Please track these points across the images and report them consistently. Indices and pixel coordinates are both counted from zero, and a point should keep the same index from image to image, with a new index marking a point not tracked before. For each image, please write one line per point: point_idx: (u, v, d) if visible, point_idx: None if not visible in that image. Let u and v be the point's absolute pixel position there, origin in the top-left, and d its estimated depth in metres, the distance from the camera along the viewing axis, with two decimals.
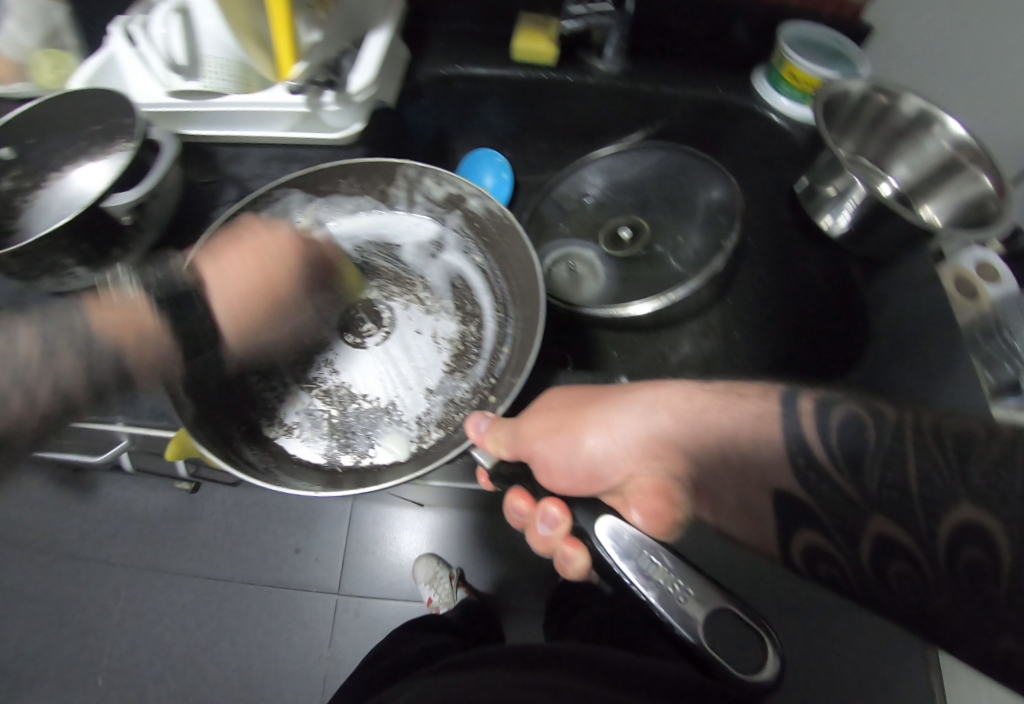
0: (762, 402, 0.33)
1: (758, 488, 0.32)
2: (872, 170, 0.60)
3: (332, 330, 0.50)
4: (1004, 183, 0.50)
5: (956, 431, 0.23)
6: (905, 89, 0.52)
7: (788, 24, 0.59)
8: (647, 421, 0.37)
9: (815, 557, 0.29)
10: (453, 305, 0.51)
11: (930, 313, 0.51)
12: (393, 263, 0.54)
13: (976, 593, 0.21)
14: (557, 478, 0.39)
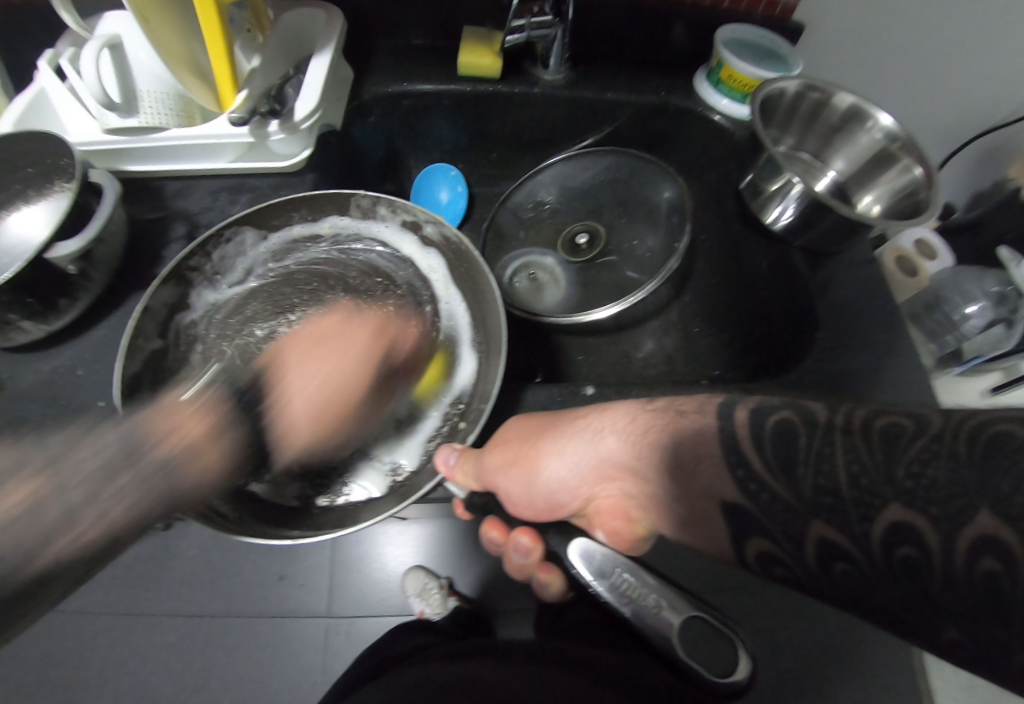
0: (698, 420, 0.33)
1: (705, 498, 0.31)
2: (811, 164, 0.62)
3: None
4: (933, 172, 0.53)
5: (885, 428, 0.25)
6: (837, 87, 0.55)
7: (724, 27, 0.61)
8: (598, 445, 0.37)
9: (768, 562, 0.29)
10: (418, 333, 0.52)
11: (874, 297, 0.53)
12: (353, 295, 0.53)
13: (913, 586, 0.23)
14: (519, 507, 0.41)
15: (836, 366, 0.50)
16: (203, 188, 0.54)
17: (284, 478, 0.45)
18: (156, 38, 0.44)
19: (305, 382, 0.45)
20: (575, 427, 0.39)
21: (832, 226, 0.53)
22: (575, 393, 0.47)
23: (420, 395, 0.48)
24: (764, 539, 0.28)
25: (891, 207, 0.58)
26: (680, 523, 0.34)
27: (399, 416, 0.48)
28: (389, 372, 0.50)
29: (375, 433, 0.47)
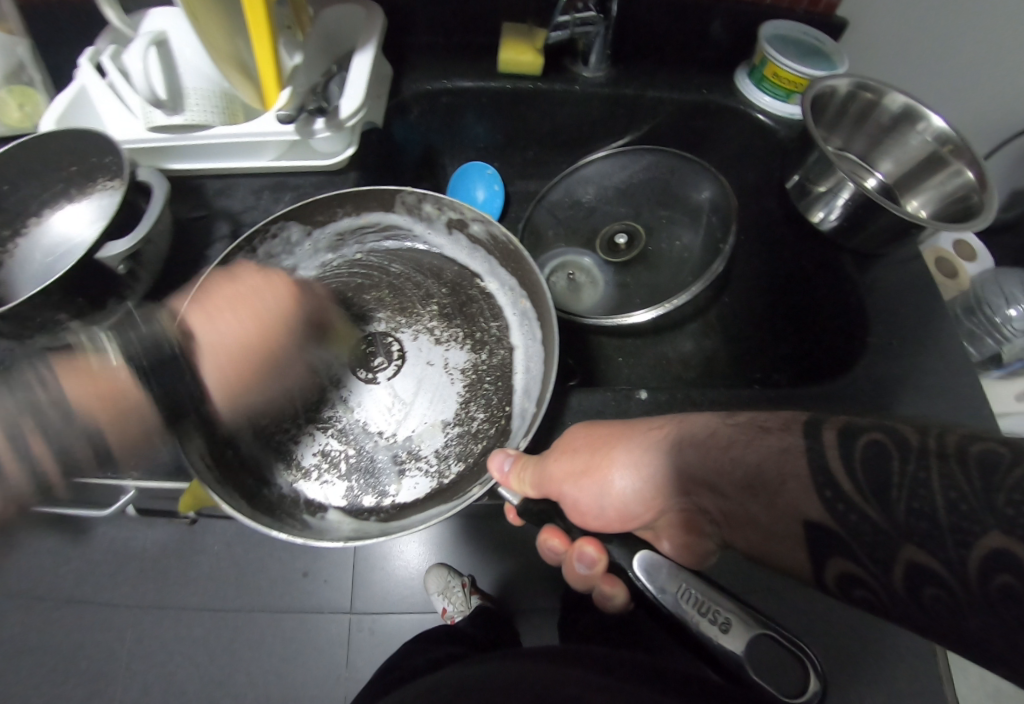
0: (784, 439, 0.33)
1: (789, 519, 0.31)
2: (858, 166, 0.61)
3: (343, 367, 0.49)
4: (985, 173, 0.52)
5: (982, 454, 0.25)
6: (889, 88, 0.54)
7: (766, 25, 0.61)
8: (672, 455, 0.37)
9: (849, 583, 0.28)
10: (464, 334, 0.51)
11: (924, 296, 0.52)
12: (396, 294, 0.53)
13: (1016, 616, 0.22)
14: (587, 518, 0.41)
15: (894, 365, 0.49)
16: (245, 187, 0.53)
17: (331, 477, 0.45)
18: (204, 35, 0.44)
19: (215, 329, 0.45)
20: (646, 440, 0.39)
21: (884, 228, 0.51)
22: (627, 397, 0.46)
23: (467, 397, 0.48)
24: (847, 560, 0.28)
25: (939, 210, 0.57)
26: (756, 536, 0.34)
27: (446, 418, 0.47)
28: (434, 374, 0.49)
29: (422, 435, 0.47)
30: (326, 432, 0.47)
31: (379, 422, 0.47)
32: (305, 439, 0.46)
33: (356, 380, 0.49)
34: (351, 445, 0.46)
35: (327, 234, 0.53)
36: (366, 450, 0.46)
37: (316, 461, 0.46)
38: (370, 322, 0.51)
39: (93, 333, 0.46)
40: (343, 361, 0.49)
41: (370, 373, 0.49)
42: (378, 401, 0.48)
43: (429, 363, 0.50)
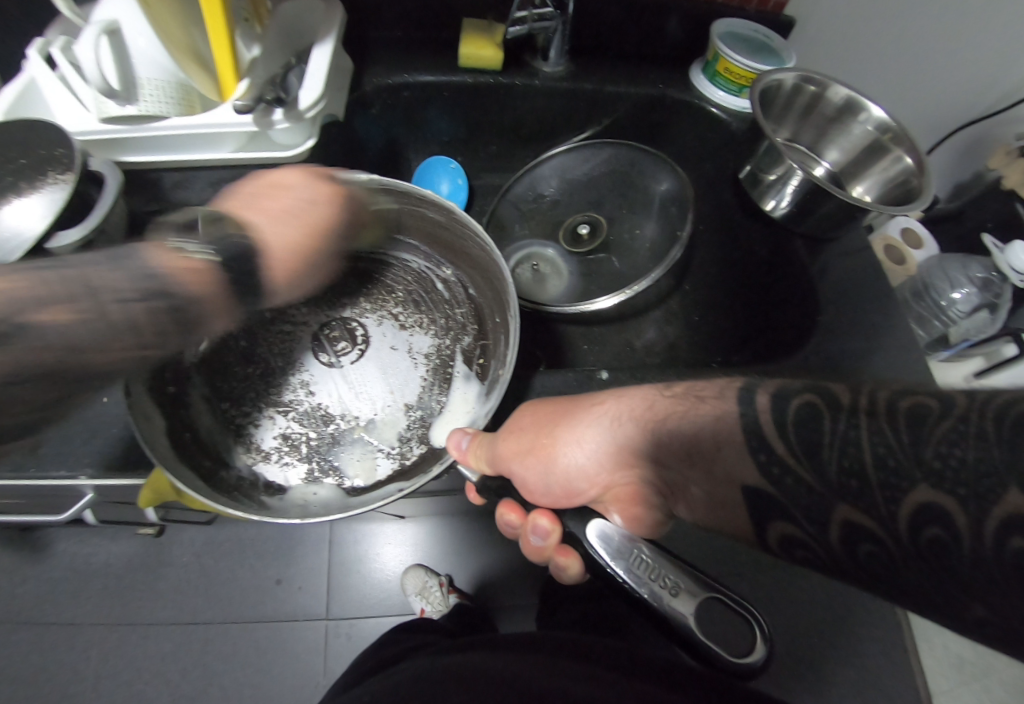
0: (718, 405, 0.35)
1: (728, 484, 0.33)
2: (806, 155, 0.64)
3: (306, 352, 0.49)
4: (923, 159, 0.55)
5: (909, 409, 0.27)
6: (832, 80, 0.57)
7: (718, 22, 0.64)
8: (618, 431, 0.39)
9: (790, 544, 0.30)
10: (426, 320, 0.52)
11: (872, 277, 0.54)
12: (360, 281, 0.53)
13: (941, 566, 0.24)
14: (537, 490, 0.43)
15: (845, 343, 0.51)
16: (203, 180, 0.53)
17: (292, 459, 0.45)
18: (154, 19, 0.44)
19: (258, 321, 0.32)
20: (594, 413, 0.40)
21: (831, 212, 0.54)
22: (589, 378, 0.47)
23: (430, 382, 0.48)
24: (787, 523, 0.30)
25: (882, 195, 0.60)
26: (698, 505, 0.36)
27: (409, 402, 0.47)
28: (398, 358, 0.49)
29: (385, 419, 0.47)
30: (287, 415, 0.47)
31: (342, 406, 0.47)
32: (267, 421, 0.47)
33: (318, 364, 0.49)
34: (313, 428, 0.46)
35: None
36: (328, 433, 0.46)
37: (276, 445, 0.46)
38: (334, 308, 0.52)
39: None
40: (307, 346, 0.49)
41: (334, 357, 0.49)
42: (338, 385, 0.48)
43: (393, 348, 0.50)
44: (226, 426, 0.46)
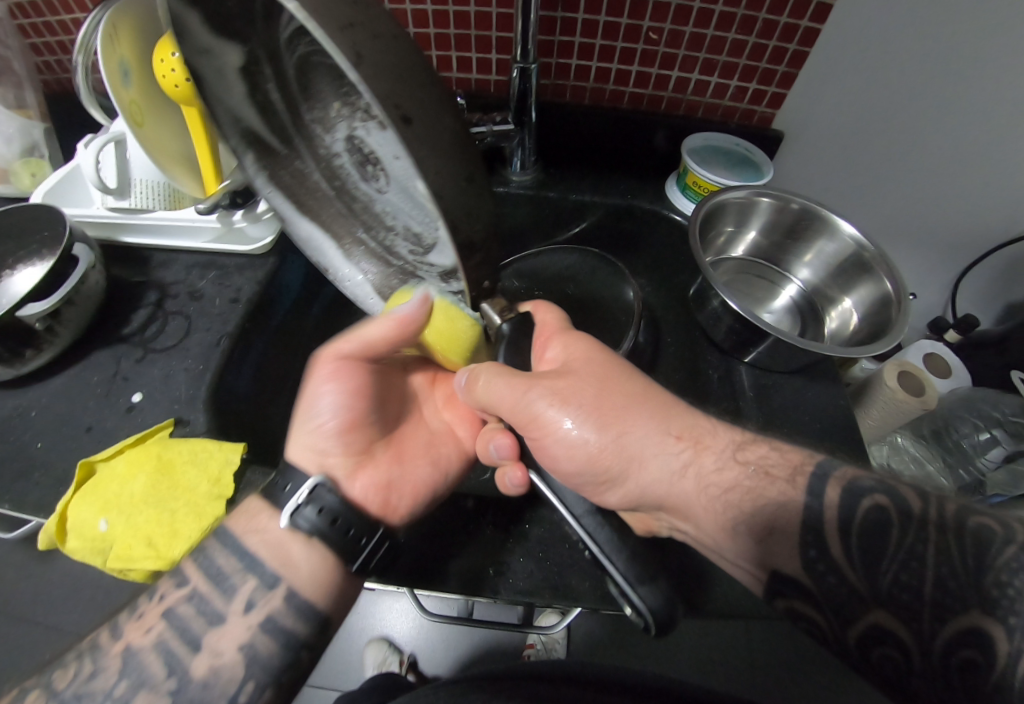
0: (786, 489, 0.35)
1: (764, 564, 0.35)
2: (770, 272, 0.62)
3: (360, 181, 0.46)
4: (903, 290, 0.51)
5: (978, 532, 0.29)
6: (790, 195, 0.55)
7: (692, 135, 0.66)
8: (688, 470, 0.39)
9: (794, 615, 0.34)
10: (372, 81, 0.32)
11: (830, 418, 0.52)
12: (323, 56, 0.37)
13: (965, 687, 0.26)
14: (561, 456, 0.42)
15: None
16: (181, 262, 0.58)
17: (412, 275, 0.50)
18: (146, 138, 0.53)
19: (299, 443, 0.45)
20: (656, 434, 0.41)
21: (778, 344, 0.52)
22: None
23: (419, 182, 0.35)
24: (799, 601, 0.33)
25: (864, 322, 0.55)
26: (734, 549, 0.37)
27: (435, 216, 0.40)
28: (399, 166, 0.38)
29: (433, 237, 0.42)
30: (386, 236, 0.49)
31: (405, 226, 0.45)
32: (380, 246, 0.51)
33: (370, 188, 0.45)
34: (404, 249, 0.48)
35: (278, 52, 0.41)
36: (412, 248, 0.46)
37: (397, 266, 0.50)
38: (345, 120, 0.42)
39: (10, 375, 0.50)
40: (357, 177, 0.46)
41: (376, 183, 0.44)
42: (391, 206, 0.44)
43: (393, 156, 0.38)
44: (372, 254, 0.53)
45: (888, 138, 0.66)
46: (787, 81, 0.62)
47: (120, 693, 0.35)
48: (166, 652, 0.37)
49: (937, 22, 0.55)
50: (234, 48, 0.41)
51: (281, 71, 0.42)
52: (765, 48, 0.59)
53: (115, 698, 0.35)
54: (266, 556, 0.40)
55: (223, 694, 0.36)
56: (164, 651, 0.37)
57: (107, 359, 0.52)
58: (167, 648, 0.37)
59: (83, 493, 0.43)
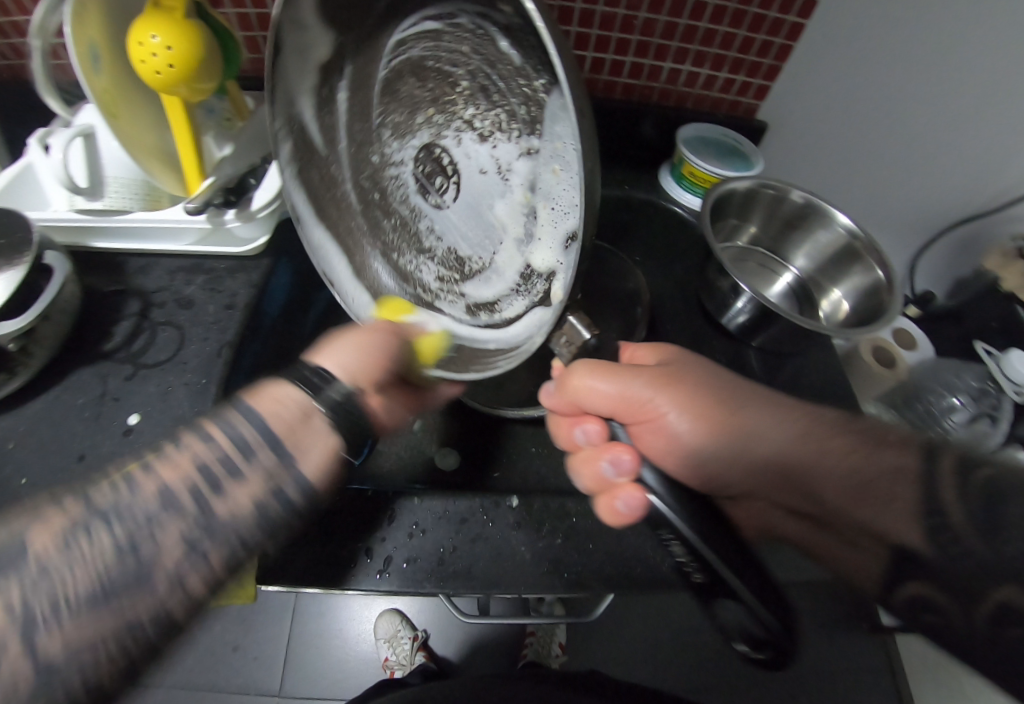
0: (901, 457, 0.31)
1: (877, 545, 0.31)
2: (768, 259, 0.65)
3: (416, 195, 0.46)
4: (893, 274, 0.54)
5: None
6: (788, 185, 0.57)
7: (684, 126, 0.68)
8: (796, 445, 0.35)
9: (919, 607, 0.29)
10: (507, 112, 0.37)
11: (834, 395, 0.55)
12: (422, 80, 0.41)
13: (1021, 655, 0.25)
14: (663, 458, 0.38)
15: None
16: (163, 268, 0.53)
17: (453, 298, 0.48)
18: (121, 132, 0.47)
19: (336, 356, 0.36)
20: (768, 414, 0.37)
21: (786, 328, 0.54)
22: (497, 503, 0.43)
23: (532, 205, 0.39)
24: (924, 585, 0.28)
25: (857, 305, 0.58)
26: (844, 538, 0.33)
27: (516, 233, 0.41)
28: (490, 178, 0.40)
29: (503, 257, 0.43)
30: (429, 257, 0.48)
31: (463, 245, 0.45)
32: (415, 263, 0.49)
33: (428, 204, 0.46)
34: (450, 268, 0.47)
35: (359, 64, 0.43)
36: (465, 269, 0.46)
37: (435, 291, 0.49)
38: (416, 133, 0.44)
39: None
40: (415, 188, 0.46)
41: (439, 195, 0.45)
42: (454, 221, 0.45)
43: (482, 170, 0.41)
44: (402, 273, 0.50)
45: (863, 128, 0.69)
46: (772, 73, 0.65)
47: (153, 521, 0.28)
48: (194, 485, 0.29)
49: (915, 20, 0.58)
50: (342, 89, 0.44)
51: (366, 82, 0.43)
52: (754, 40, 0.61)
53: (142, 521, 0.28)
54: (278, 430, 0.31)
55: (233, 534, 0.29)
56: (193, 486, 0.29)
57: (90, 379, 0.47)
58: (198, 464, 0.30)
59: None
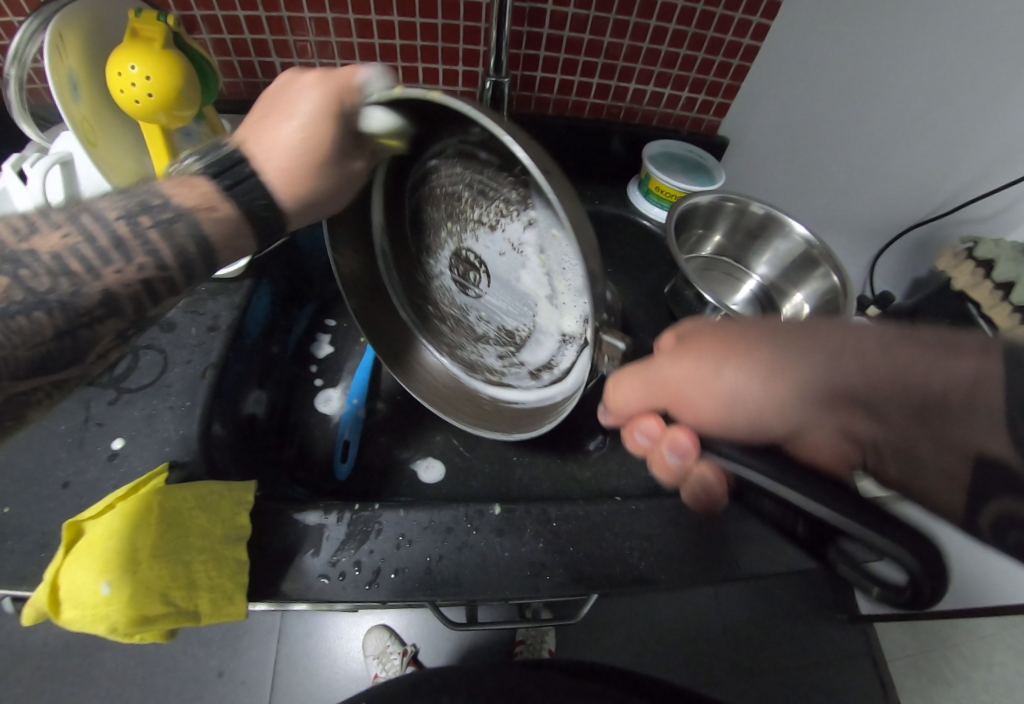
0: (980, 362, 0.29)
1: (959, 456, 0.29)
2: (733, 268, 0.69)
3: (459, 294, 0.48)
4: (847, 280, 0.57)
5: None
6: (749, 197, 0.60)
7: (650, 143, 0.71)
8: (836, 365, 0.34)
9: (1006, 526, 0.27)
10: (502, 198, 0.38)
11: None
12: (437, 204, 0.44)
13: None
14: (703, 420, 0.37)
15: None
16: None
17: (514, 367, 0.49)
18: (100, 159, 0.49)
19: (268, 148, 0.36)
20: (801, 342, 0.36)
21: None
22: (481, 512, 0.45)
23: (549, 270, 0.39)
24: (1009, 500, 0.27)
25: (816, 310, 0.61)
26: (931, 469, 0.32)
27: (546, 296, 0.41)
28: (510, 261, 0.41)
29: (545, 320, 0.42)
30: (486, 341, 0.49)
31: (508, 319, 0.45)
32: (473, 350, 0.51)
33: (470, 297, 0.47)
34: (504, 341, 0.48)
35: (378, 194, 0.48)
36: (517, 340, 0.46)
37: (498, 364, 0.50)
38: (445, 243, 0.46)
39: None
40: (455, 289, 0.48)
41: (476, 290, 0.46)
42: (496, 305, 0.45)
43: (501, 253, 0.41)
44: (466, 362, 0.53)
45: (818, 142, 0.73)
46: (730, 92, 0.68)
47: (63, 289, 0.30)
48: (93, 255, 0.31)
49: (862, 44, 0.62)
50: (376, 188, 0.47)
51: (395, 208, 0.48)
52: (712, 62, 0.65)
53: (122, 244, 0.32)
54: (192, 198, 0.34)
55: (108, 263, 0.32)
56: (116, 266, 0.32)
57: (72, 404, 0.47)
58: (142, 280, 0.33)
59: (75, 553, 0.39)
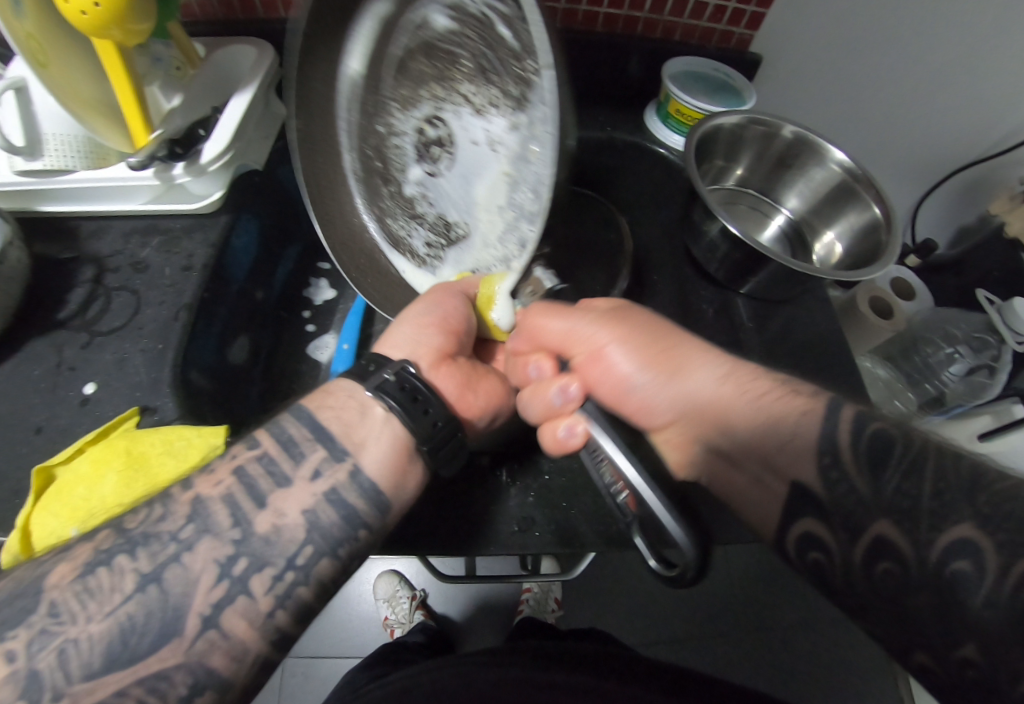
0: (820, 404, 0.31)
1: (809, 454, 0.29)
2: (758, 201, 0.62)
3: (414, 163, 0.49)
4: (891, 213, 0.50)
5: None
6: (782, 121, 0.53)
7: (672, 59, 0.63)
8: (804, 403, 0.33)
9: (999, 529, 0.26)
10: (496, 89, 0.40)
11: (827, 342, 0.52)
12: (430, 59, 0.44)
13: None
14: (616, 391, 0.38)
15: None
16: (115, 231, 0.51)
17: (437, 257, 0.51)
18: (53, 83, 0.44)
19: (396, 344, 0.41)
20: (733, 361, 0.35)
21: (775, 275, 0.51)
22: None
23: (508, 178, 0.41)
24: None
25: (851, 248, 0.55)
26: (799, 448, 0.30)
27: (501, 203, 0.43)
28: (479, 151, 0.42)
29: (491, 222, 0.44)
30: (422, 222, 0.51)
31: (448, 205, 0.47)
32: (402, 229, 0.52)
33: (425, 171, 0.48)
34: (440, 232, 0.50)
35: (376, 54, 0.47)
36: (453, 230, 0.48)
37: (425, 252, 0.52)
38: (419, 106, 0.46)
39: None
40: (413, 155, 0.48)
41: (433, 164, 0.47)
42: (450, 184, 0.46)
43: (474, 141, 0.43)
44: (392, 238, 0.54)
45: (868, 60, 0.63)
46: None
47: (184, 538, 0.30)
48: (232, 504, 0.32)
49: None
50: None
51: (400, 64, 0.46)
52: None
53: (176, 544, 0.30)
54: (339, 426, 0.36)
55: (282, 555, 0.31)
56: (232, 502, 0.32)
57: (45, 349, 0.45)
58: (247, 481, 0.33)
59: (46, 501, 0.38)
